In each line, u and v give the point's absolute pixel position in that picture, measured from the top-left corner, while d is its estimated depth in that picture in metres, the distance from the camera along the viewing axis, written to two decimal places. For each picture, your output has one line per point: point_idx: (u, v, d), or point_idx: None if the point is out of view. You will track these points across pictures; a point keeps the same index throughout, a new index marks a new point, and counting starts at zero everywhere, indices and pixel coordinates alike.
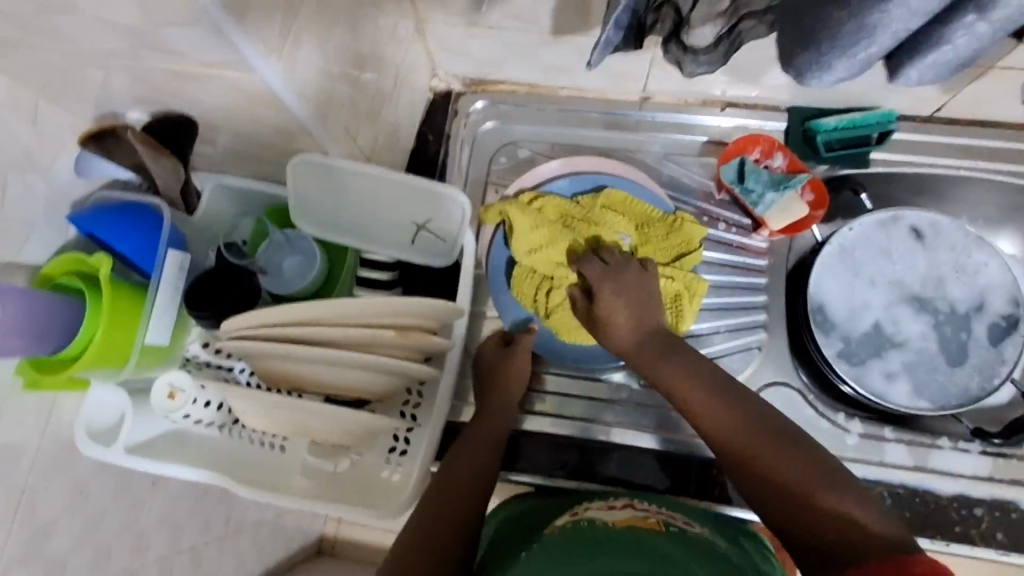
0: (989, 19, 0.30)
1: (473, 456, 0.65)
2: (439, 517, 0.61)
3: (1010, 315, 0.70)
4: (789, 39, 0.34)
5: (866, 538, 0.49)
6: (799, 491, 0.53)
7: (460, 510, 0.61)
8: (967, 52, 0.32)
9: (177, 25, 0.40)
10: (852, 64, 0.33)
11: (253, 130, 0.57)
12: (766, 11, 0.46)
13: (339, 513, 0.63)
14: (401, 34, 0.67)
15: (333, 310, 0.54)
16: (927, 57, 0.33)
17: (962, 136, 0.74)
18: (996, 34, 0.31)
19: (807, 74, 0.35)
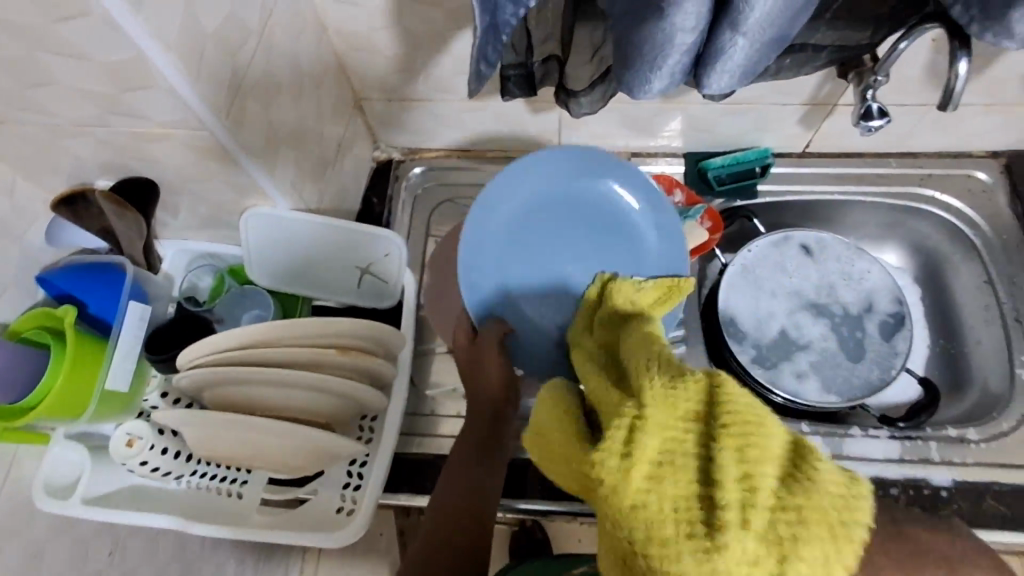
0: (742, 32, 0.41)
1: (473, 476, 0.60)
2: (441, 540, 0.55)
3: (897, 312, 0.80)
4: (620, 64, 0.46)
5: None
6: None
7: (468, 530, 0.56)
8: (742, 61, 0.43)
9: (140, 88, 0.49)
10: (663, 78, 0.45)
11: (210, 190, 0.65)
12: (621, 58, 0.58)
13: (307, 543, 0.65)
14: (341, 106, 0.79)
15: (285, 333, 0.62)
16: (715, 68, 0.43)
17: (831, 166, 0.86)
18: (757, 45, 0.42)
19: (636, 87, 0.46)
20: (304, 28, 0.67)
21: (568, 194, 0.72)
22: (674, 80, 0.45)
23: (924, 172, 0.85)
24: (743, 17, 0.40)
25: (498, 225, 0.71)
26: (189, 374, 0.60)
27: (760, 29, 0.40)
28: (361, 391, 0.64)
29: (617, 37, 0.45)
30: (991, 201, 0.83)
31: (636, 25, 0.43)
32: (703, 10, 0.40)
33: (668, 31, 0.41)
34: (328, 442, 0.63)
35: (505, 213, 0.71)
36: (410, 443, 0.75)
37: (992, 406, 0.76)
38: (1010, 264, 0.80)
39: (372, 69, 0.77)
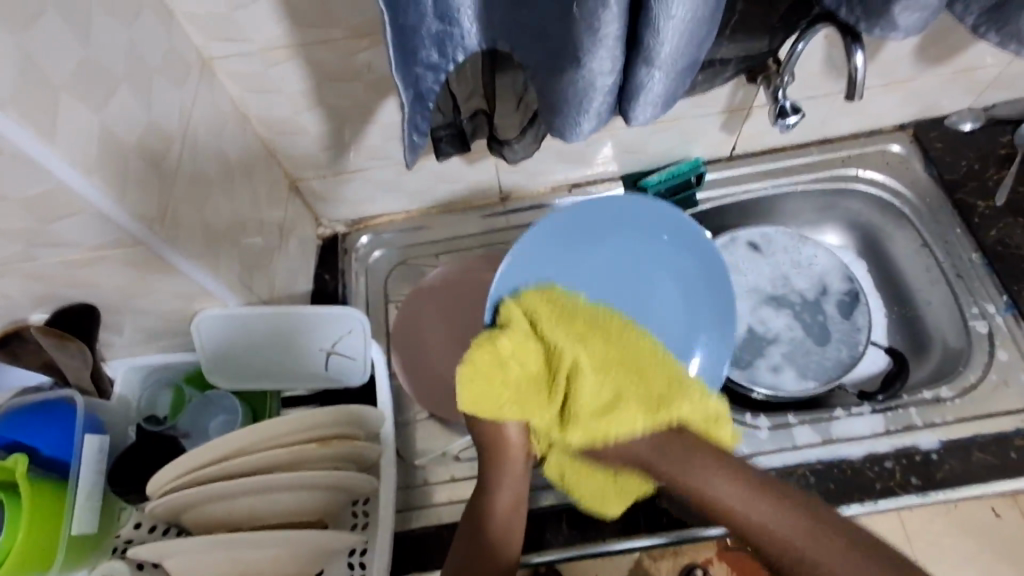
0: (656, 65, 0.42)
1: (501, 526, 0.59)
2: None
3: (850, 289, 0.82)
4: (549, 112, 0.47)
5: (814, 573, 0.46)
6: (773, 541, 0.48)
7: None
8: (663, 90, 0.45)
9: (67, 216, 0.47)
10: (591, 119, 0.47)
11: (154, 302, 0.63)
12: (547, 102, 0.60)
13: None
14: (277, 192, 0.78)
15: (259, 437, 0.59)
16: (639, 101, 0.45)
17: (759, 163, 0.90)
18: (672, 74, 0.44)
19: (569, 130, 0.48)
20: (226, 123, 0.66)
21: (609, 244, 0.70)
22: (602, 118, 0.47)
23: (844, 154, 0.90)
24: (655, 53, 0.41)
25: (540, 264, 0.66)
26: (163, 503, 0.56)
27: (673, 60, 0.42)
28: (349, 479, 0.61)
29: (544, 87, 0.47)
30: (908, 170, 0.88)
31: (558, 74, 0.45)
32: (618, 53, 0.41)
33: (587, 76, 0.43)
34: (324, 538, 0.59)
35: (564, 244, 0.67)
36: (408, 519, 0.72)
37: (956, 361, 0.78)
38: (939, 224, 0.84)
39: (301, 150, 0.77)
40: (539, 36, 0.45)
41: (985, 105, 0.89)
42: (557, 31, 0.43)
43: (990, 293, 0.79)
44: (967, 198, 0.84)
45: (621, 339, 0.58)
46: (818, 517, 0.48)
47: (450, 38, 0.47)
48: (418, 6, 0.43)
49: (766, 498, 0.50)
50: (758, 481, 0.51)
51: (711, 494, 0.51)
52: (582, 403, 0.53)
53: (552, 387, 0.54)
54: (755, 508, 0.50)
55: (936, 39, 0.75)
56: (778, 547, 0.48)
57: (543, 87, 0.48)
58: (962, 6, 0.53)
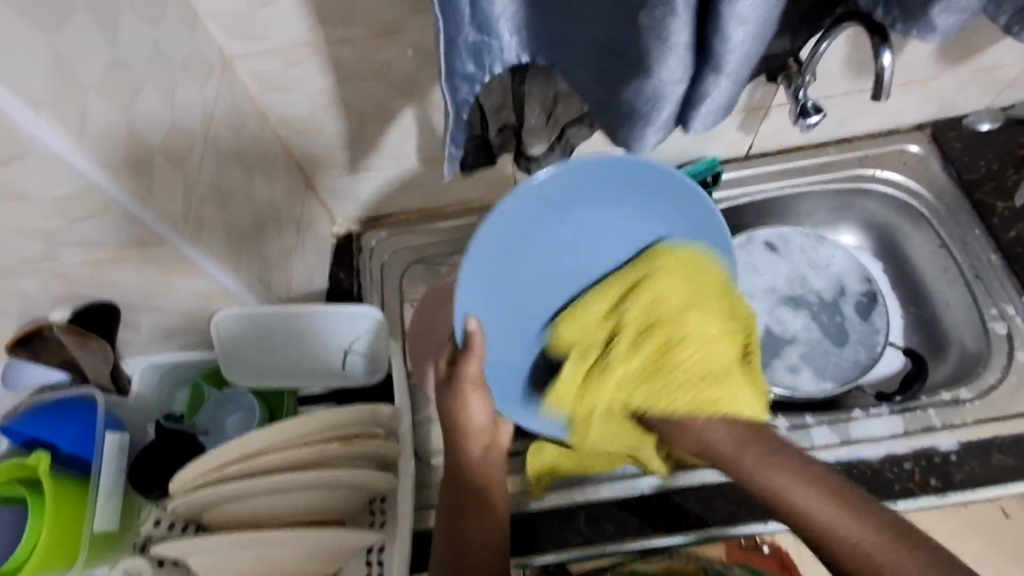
0: (723, 73, 0.42)
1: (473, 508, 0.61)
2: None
3: (868, 291, 0.82)
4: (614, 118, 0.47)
5: (863, 555, 0.50)
6: (829, 529, 0.52)
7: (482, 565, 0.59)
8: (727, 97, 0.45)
9: (95, 215, 0.47)
10: (655, 129, 0.46)
11: (174, 301, 0.62)
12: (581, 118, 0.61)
13: None
14: (295, 190, 0.78)
15: (280, 437, 0.59)
16: (701, 108, 0.45)
17: (775, 163, 0.90)
18: (735, 83, 0.44)
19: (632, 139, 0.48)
20: (245, 121, 0.66)
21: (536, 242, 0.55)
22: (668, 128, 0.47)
23: (861, 154, 0.89)
24: (722, 60, 0.41)
25: (492, 276, 0.53)
26: (183, 502, 0.56)
27: (739, 69, 0.42)
28: (367, 478, 0.61)
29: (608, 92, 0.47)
30: (926, 170, 0.88)
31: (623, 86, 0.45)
32: (687, 61, 0.41)
33: (656, 85, 0.42)
34: (347, 538, 0.60)
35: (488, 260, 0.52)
36: (426, 517, 0.72)
37: (974, 362, 0.78)
38: (958, 225, 0.84)
39: (319, 148, 0.76)
40: (600, 47, 0.45)
41: (1003, 105, 0.89)
42: (627, 37, 0.42)
43: (1009, 294, 0.79)
44: (986, 199, 0.84)
45: (697, 284, 0.54)
46: (871, 514, 0.52)
47: (486, 49, 0.47)
48: (459, 17, 0.43)
49: (846, 508, 0.53)
50: (834, 487, 0.54)
51: (778, 492, 0.55)
52: (685, 365, 0.50)
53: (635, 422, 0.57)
54: (809, 500, 0.54)
55: (958, 38, 0.75)
56: (848, 548, 0.51)
57: (602, 97, 0.48)
58: (992, 6, 0.53)
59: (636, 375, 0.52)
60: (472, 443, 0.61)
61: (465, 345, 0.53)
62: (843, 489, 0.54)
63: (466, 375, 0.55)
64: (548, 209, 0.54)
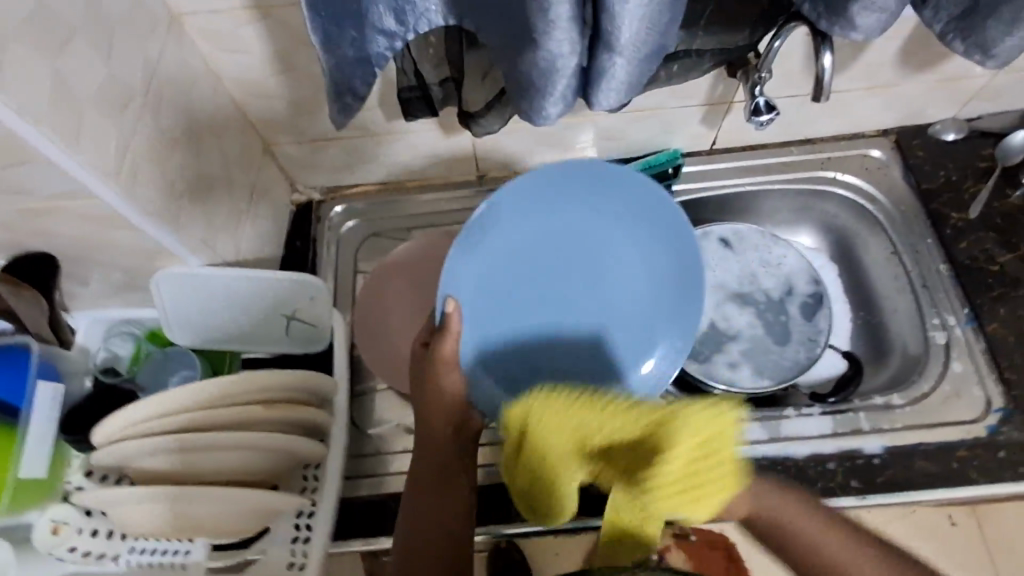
0: (616, 48, 0.41)
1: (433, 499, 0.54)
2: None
3: (815, 293, 0.83)
4: (517, 92, 0.46)
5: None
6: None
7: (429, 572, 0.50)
8: (626, 74, 0.44)
9: (21, 164, 0.47)
10: (556, 103, 0.46)
11: (115, 257, 0.63)
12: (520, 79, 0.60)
13: None
14: (252, 155, 0.78)
15: (207, 397, 0.59)
16: (601, 85, 0.44)
17: (738, 159, 0.90)
18: (633, 59, 0.43)
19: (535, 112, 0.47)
20: (196, 81, 0.66)
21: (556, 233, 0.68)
22: (569, 104, 0.46)
23: (824, 156, 0.89)
24: (614, 35, 0.41)
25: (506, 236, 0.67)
26: (107, 452, 0.58)
27: (632, 43, 0.41)
28: (293, 444, 0.62)
29: (509, 66, 0.46)
30: (886, 176, 0.88)
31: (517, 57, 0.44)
32: (574, 35, 0.41)
33: (548, 58, 0.42)
34: (270, 500, 0.61)
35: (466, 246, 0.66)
36: (357, 486, 0.74)
37: (912, 369, 0.79)
38: (911, 234, 0.84)
39: (277, 114, 0.76)
40: (502, 15, 0.44)
41: (969, 116, 0.89)
42: (519, 10, 0.41)
43: (953, 304, 0.79)
44: (941, 208, 0.84)
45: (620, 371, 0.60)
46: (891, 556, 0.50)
47: (409, 9, 0.48)
48: None
49: (856, 551, 0.50)
50: (868, 537, 0.51)
51: (802, 546, 0.51)
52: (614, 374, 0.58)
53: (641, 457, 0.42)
54: (846, 554, 0.50)
55: (921, 45, 0.75)
56: None
57: (508, 68, 0.46)
58: (932, 12, 0.53)
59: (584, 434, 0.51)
60: (441, 419, 0.57)
61: (442, 326, 0.58)
62: (849, 532, 0.51)
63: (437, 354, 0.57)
64: (541, 205, 0.67)
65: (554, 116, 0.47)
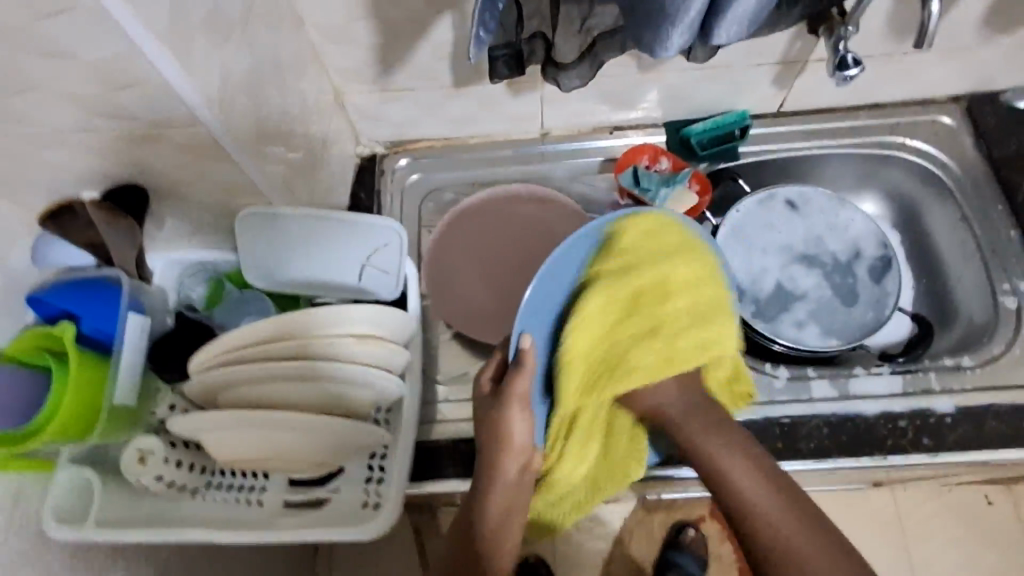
0: None
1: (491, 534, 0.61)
2: None
3: (883, 256, 0.83)
4: (641, 21, 0.45)
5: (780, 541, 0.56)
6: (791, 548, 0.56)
7: None
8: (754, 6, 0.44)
9: (133, 87, 0.47)
10: (683, 33, 0.44)
11: (202, 192, 0.64)
12: (614, 29, 0.61)
13: (348, 537, 0.65)
14: (325, 104, 0.78)
15: (296, 329, 0.60)
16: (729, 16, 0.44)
17: (805, 123, 0.89)
18: None
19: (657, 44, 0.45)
20: (283, 22, 0.65)
21: None
22: (692, 34, 0.45)
23: (892, 122, 0.88)
24: None
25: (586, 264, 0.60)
26: (201, 377, 0.59)
27: None
28: (378, 378, 0.63)
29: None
30: (956, 142, 0.87)
31: None
32: None
33: None
34: (355, 432, 0.63)
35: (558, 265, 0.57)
36: (429, 431, 0.76)
37: (980, 333, 0.79)
38: (981, 200, 0.83)
39: (351, 62, 0.76)
40: None
41: None
42: None
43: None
44: (1011, 175, 0.83)
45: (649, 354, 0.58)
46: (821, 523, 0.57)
47: None
48: None
49: (781, 499, 0.59)
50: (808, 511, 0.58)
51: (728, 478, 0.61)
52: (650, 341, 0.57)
53: (649, 344, 0.58)
54: (779, 508, 0.58)
55: (1007, 4, 0.73)
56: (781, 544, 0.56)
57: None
58: None
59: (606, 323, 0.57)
60: (510, 458, 0.60)
61: (515, 359, 0.57)
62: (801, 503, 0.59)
63: (512, 389, 0.58)
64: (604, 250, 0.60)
65: (674, 49, 0.45)
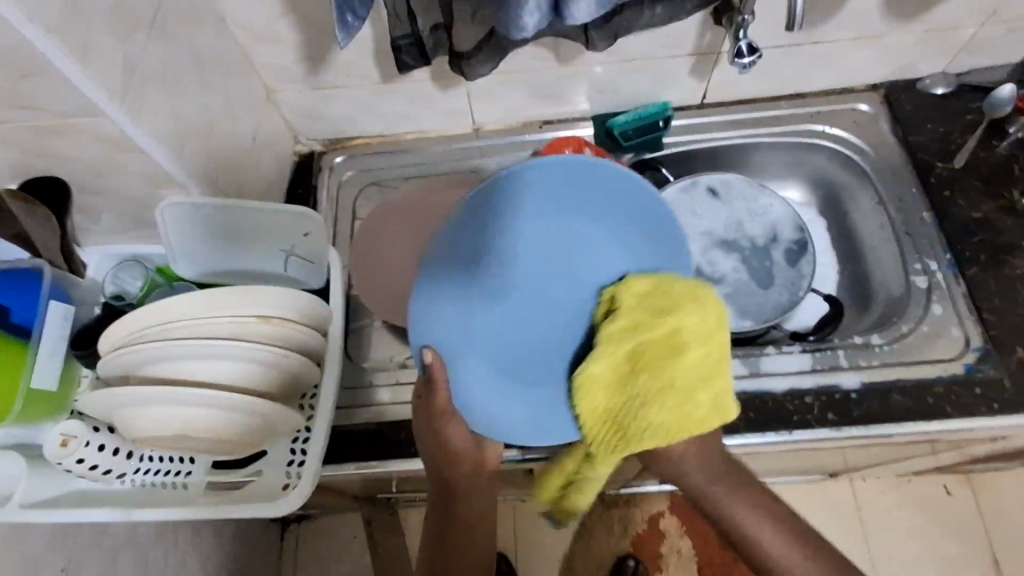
0: None
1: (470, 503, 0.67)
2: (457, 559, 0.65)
3: (800, 239, 0.85)
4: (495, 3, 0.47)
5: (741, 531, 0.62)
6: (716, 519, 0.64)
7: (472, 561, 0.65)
8: None
9: (28, 76, 0.50)
10: (532, 12, 0.47)
11: (120, 183, 0.67)
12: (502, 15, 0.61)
13: (263, 514, 0.67)
14: (256, 101, 0.82)
15: (205, 311, 0.63)
16: None
17: (729, 113, 0.92)
18: None
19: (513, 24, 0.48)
20: (201, 21, 0.69)
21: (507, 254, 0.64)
22: (544, 14, 0.48)
23: (813, 110, 0.91)
24: None
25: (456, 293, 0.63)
26: (108, 359, 0.62)
27: None
28: (288, 360, 0.65)
29: None
30: (875, 129, 0.89)
31: None
32: None
33: None
34: (264, 413, 0.64)
35: (454, 292, 0.63)
36: (349, 416, 0.77)
37: (895, 312, 0.81)
38: (897, 184, 0.86)
39: (278, 60, 0.79)
40: None
41: (959, 71, 0.90)
42: None
43: (935, 250, 0.80)
44: (928, 158, 0.85)
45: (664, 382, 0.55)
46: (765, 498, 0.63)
47: None
48: None
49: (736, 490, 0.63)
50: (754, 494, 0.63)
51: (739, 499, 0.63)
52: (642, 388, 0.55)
53: (706, 385, 0.55)
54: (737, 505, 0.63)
55: None
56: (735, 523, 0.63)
57: None
58: None
59: (653, 385, 0.55)
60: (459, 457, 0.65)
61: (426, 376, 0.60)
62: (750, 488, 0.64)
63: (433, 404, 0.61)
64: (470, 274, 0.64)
65: (529, 29, 0.48)
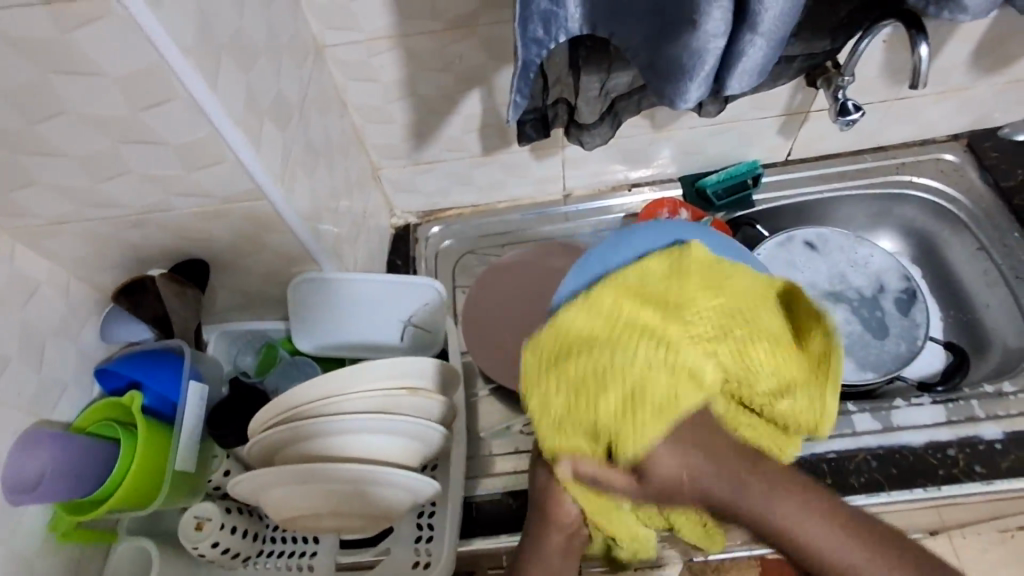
0: (759, 35, 0.47)
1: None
2: None
3: (907, 287, 0.85)
4: (667, 78, 0.51)
5: None
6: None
7: None
8: (764, 59, 0.50)
9: (207, 166, 0.53)
10: (699, 85, 0.51)
11: (258, 262, 0.69)
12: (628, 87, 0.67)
13: None
14: (365, 178, 0.85)
15: (344, 387, 0.63)
16: (740, 68, 0.49)
17: (815, 168, 0.94)
18: (773, 44, 0.49)
19: (680, 95, 0.51)
20: (330, 106, 0.72)
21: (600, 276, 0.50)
22: (708, 87, 0.51)
23: (898, 162, 0.93)
24: (758, 22, 0.46)
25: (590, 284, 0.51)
26: (255, 442, 0.63)
27: (773, 31, 0.47)
28: (430, 429, 0.65)
29: (659, 57, 0.51)
30: (963, 177, 0.90)
31: (671, 44, 0.49)
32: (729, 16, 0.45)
33: (702, 39, 0.47)
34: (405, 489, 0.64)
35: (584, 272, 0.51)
36: (475, 486, 0.77)
37: (1018, 358, 0.80)
38: (997, 229, 0.86)
39: (388, 140, 0.83)
40: (651, 13, 0.50)
41: None
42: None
43: None
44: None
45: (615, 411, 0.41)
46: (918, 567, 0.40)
47: (555, 18, 0.50)
48: None
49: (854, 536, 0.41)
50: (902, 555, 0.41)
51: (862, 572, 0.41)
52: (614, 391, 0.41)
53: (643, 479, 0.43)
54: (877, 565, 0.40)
55: (993, 48, 0.79)
56: None
57: (654, 57, 0.52)
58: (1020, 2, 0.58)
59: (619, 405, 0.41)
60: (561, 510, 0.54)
61: None
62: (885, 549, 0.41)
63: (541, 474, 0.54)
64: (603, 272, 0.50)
65: (694, 101, 0.51)
